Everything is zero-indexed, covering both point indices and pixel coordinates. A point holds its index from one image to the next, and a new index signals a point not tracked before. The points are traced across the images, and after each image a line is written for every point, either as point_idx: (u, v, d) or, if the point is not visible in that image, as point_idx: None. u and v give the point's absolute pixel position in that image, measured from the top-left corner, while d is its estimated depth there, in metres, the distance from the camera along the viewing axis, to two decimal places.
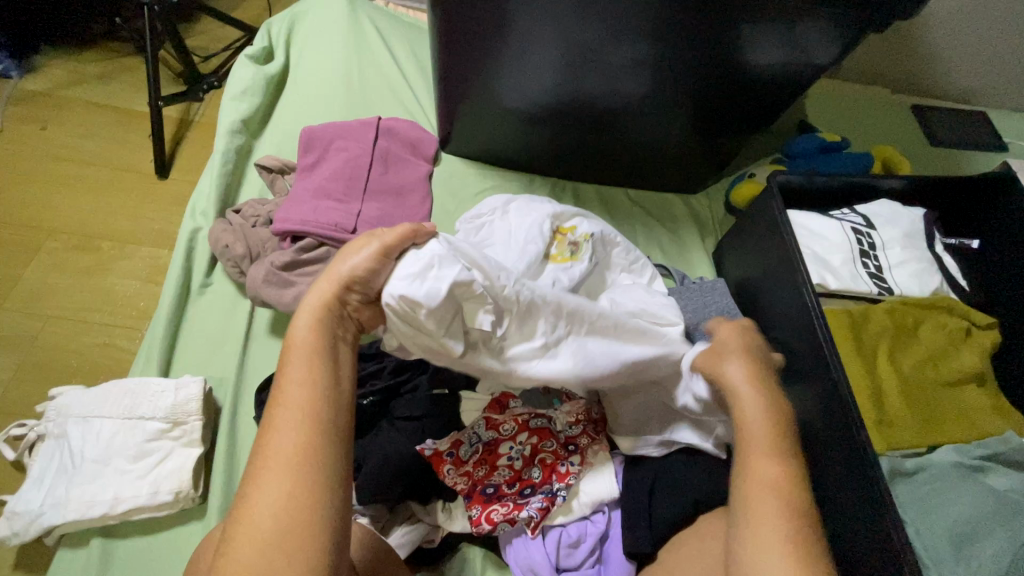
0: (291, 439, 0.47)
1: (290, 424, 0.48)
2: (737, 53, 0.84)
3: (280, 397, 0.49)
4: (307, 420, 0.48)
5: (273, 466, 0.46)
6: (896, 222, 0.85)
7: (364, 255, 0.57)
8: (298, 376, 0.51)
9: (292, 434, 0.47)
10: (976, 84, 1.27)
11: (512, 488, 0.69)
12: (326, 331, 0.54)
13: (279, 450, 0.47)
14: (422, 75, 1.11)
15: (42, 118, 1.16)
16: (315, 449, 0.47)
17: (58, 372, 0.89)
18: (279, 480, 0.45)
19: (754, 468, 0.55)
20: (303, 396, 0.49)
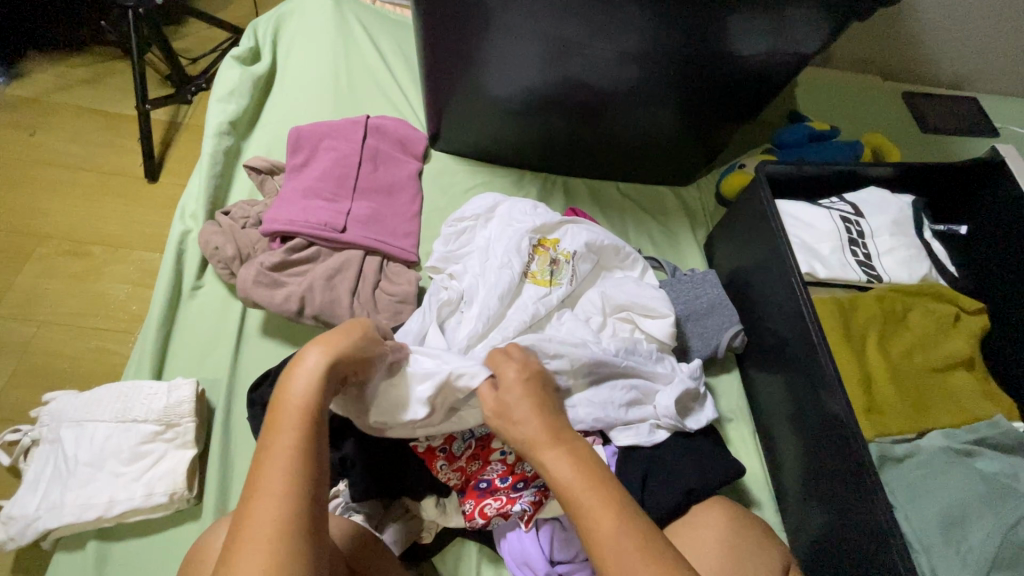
0: (268, 506, 0.46)
1: (272, 503, 0.46)
2: (723, 43, 0.83)
3: (264, 472, 0.48)
4: (294, 501, 0.46)
5: (249, 550, 0.43)
6: (885, 209, 0.85)
7: (352, 338, 0.58)
8: (284, 451, 0.49)
9: (269, 500, 0.46)
10: (964, 69, 1.27)
11: (505, 481, 0.69)
12: (313, 413, 0.52)
13: (255, 517, 0.45)
14: (410, 73, 1.11)
15: (30, 124, 1.16)
16: (295, 515, 0.46)
17: (50, 378, 0.89)
18: (255, 549, 0.44)
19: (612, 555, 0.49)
20: (285, 475, 0.48)
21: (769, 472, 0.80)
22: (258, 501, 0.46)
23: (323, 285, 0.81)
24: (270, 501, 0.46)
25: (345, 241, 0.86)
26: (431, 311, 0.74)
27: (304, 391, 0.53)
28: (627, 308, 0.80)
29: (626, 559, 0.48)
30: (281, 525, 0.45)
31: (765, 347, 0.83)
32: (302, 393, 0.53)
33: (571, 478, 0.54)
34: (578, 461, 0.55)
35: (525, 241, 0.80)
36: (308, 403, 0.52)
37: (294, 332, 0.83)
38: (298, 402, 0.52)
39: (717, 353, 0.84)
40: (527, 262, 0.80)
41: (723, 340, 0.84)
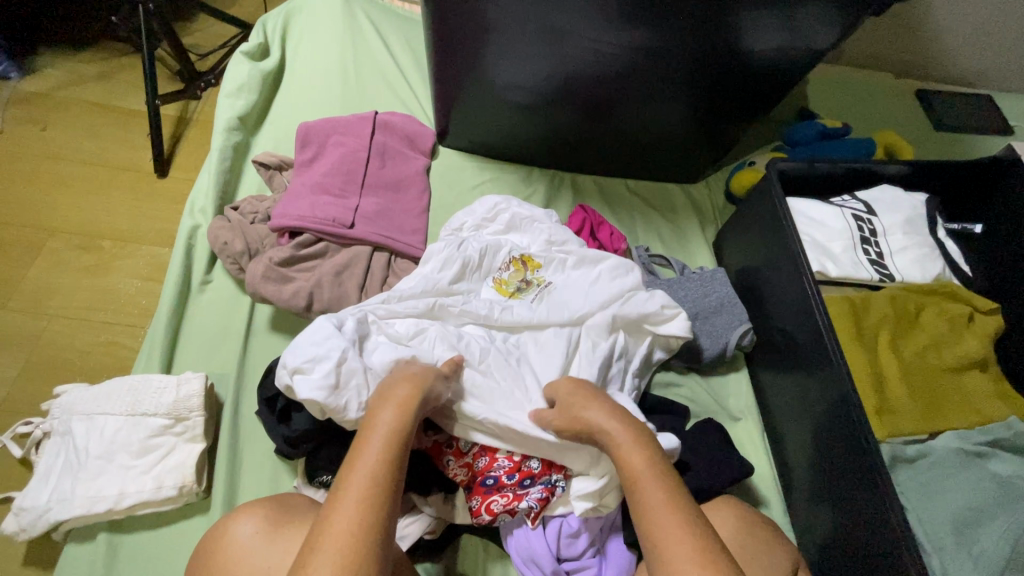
0: (366, 469, 0.52)
1: (362, 479, 0.51)
2: (735, 39, 0.83)
3: (344, 495, 0.50)
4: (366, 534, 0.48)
5: (347, 501, 0.49)
6: (897, 208, 0.84)
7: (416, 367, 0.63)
8: (384, 426, 0.56)
9: (366, 464, 0.52)
10: (977, 66, 1.25)
11: (511, 478, 0.69)
12: (395, 453, 0.54)
13: (354, 473, 0.52)
14: (419, 69, 1.10)
15: (42, 119, 1.17)
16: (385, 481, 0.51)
17: (61, 371, 0.90)
18: (352, 499, 0.50)
19: (647, 499, 0.55)
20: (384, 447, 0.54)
21: (778, 473, 0.80)
22: (333, 523, 0.48)
23: (331, 281, 0.81)
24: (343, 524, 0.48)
25: (353, 237, 0.86)
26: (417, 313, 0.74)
27: (391, 423, 0.56)
28: (621, 298, 0.78)
29: (669, 533, 0.52)
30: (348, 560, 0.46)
31: (775, 346, 0.82)
32: (390, 428, 0.56)
33: (615, 427, 0.61)
34: (640, 444, 0.59)
35: (501, 256, 0.85)
36: (387, 442, 0.54)
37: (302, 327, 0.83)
38: (382, 434, 0.55)
39: (726, 352, 0.84)
40: (499, 272, 0.83)
41: (732, 339, 0.83)
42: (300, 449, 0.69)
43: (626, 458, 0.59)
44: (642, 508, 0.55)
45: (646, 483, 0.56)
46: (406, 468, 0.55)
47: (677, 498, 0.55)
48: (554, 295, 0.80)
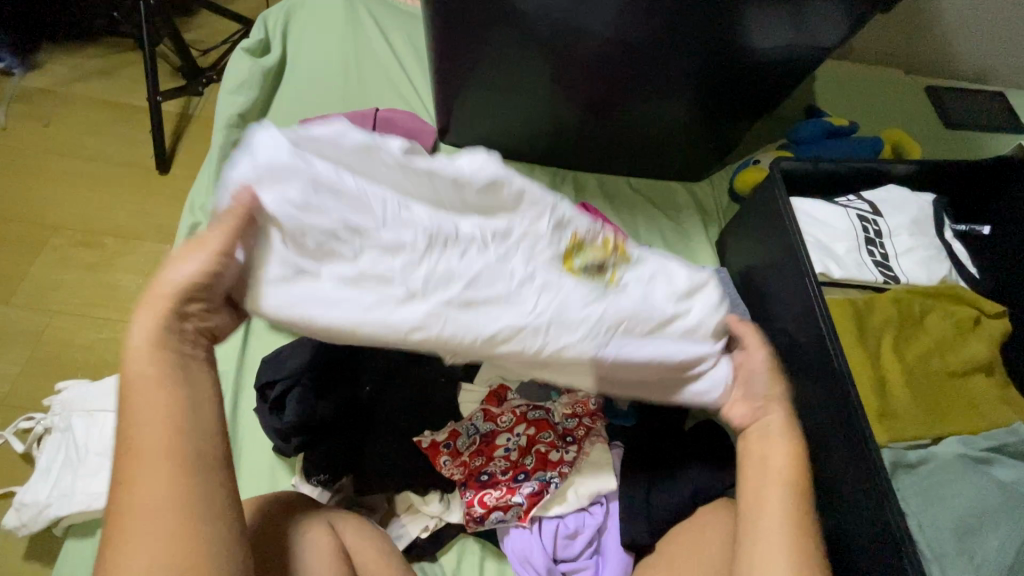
0: (149, 472, 0.42)
1: (161, 487, 0.42)
2: (740, 35, 0.81)
3: (134, 452, 0.42)
4: (177, 458, 0.42)
5: (143, 510, 0.41)
6: (904, 208, 0.83)
7: (194, 262, 0.45)
8: (159, 407, 0.43)
9: (146, 465, 0.42)
10: (989, 63, 1.23)
11: (506, 475, 0.70)
12: (171, 357, 0.45)
13: (137, 487, 0.41)
14: (420, 64, 1.09)
15: (45, 115, 1.17)
16: (185, 476, 0.42)
17: (64, 366, 0.91)
18: (154, 517, 0.41)
19: (767, 499, 0.53)
20: (170, 423, 0.43)
21: None
22: (137, 484, 0.42)
23: None
24: (149, 479, 0.42)
25: None
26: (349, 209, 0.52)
27: (148, 374, 0.44)
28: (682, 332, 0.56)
29: (774, 536, 0.51)
30: (174, 498, 0.41)
31: (777, 346, 0.81)
32: (157, 405, 0.43)
33: (768, 390, 0.57)
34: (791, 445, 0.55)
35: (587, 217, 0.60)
36: (155, 353, 0.44)
37: None
38: (160, 308, 0.45)
39: None
40: None
41: None
42: (291, 444, 0.70)
43: (767, 460, 0.55)
44: (759, 508, 0.53)
45: (769, 483, 0.54)
46: (207, 431, 0.45)
47: (800, 495, 0.53)
48: (602, 311, 0.53)
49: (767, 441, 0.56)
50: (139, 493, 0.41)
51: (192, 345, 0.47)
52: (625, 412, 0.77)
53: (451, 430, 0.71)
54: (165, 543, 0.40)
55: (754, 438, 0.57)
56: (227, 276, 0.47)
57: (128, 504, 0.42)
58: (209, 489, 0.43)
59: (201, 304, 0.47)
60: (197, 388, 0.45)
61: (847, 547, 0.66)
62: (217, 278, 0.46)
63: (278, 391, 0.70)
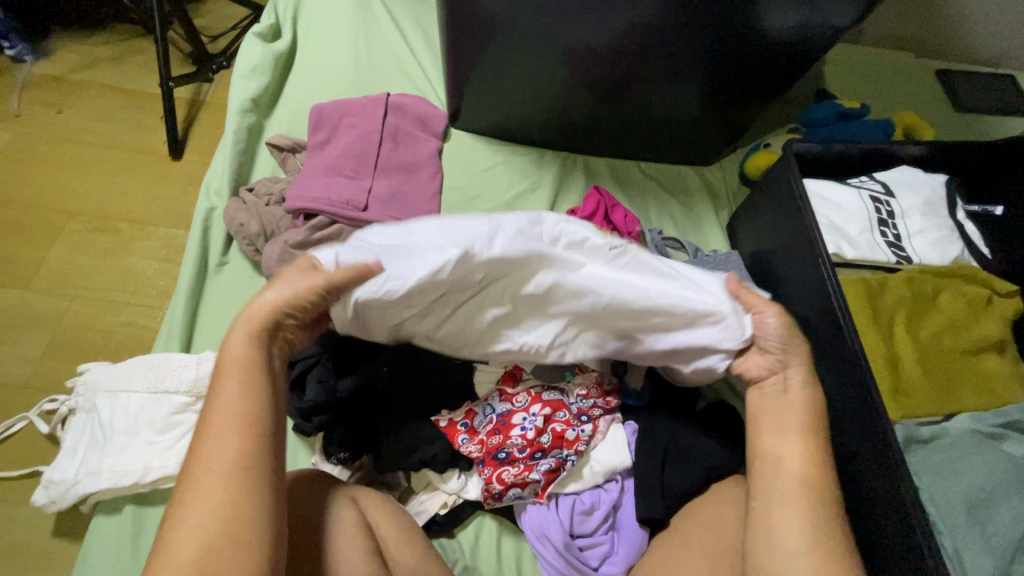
0: (221, 451, 0.51)
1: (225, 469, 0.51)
2: (753, 16, 0.81)
3: (216, 414, 0.53)
4: (250, 420, 0.53)
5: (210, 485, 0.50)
6: (916, 189, 0.83)
7: (242, 334, 0.56)
8: (234, 399, 0.53)
9: (219, 446, 0.51)
10: (1002, 45, 1.22)
11: (523, 453, 0.70)
12: (259, 340, 0.57)
13: (207, 464, 0.51)
14: (430, 48, 1.09)
15: (57, 102, 1.18)
16: (245, 460, 0.51)
17: (85, 349, 0.92)
18: (212, 493, 0.49)
19: (772, 483, 0.59)
20: (240, 418, 0.53)
21: None
22: (213, 439, 0.52)
23: None
24: (224, 433, 0.52)
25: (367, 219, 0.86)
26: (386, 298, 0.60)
27: (240, 349, 0.55)
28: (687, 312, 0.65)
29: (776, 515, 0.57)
30: (241, 453, 0.51)
31: None
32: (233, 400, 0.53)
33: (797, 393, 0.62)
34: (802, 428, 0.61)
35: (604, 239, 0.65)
36: (249, 338, 0.56)
37: None
38: (251, 326, 0.56)
39: None
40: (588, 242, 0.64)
41: None
42: (313, 423, 0.72)
43: (783, 441, 0.60)
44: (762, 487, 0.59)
45: (782, 461, 0.59)
46: (267, 428, 0.54)
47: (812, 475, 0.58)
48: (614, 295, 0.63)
49: (780, 406, 0.62)
50: (213, 443, 0.52)
51: (276, 348, 0.58)
52: (638, 392, 0.78)
53: (467, 409, 0.73)
54: (228, 502, 0.49)
55: (772, 392, 0.63)
56: (298, 304, 0.58)
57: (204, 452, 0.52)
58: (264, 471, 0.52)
59: (292, 322, 0.59)
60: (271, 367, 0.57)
61: (859, 522, 0.67)
62: (299, 304, 0.58)
63: (298, 370, 0.72)
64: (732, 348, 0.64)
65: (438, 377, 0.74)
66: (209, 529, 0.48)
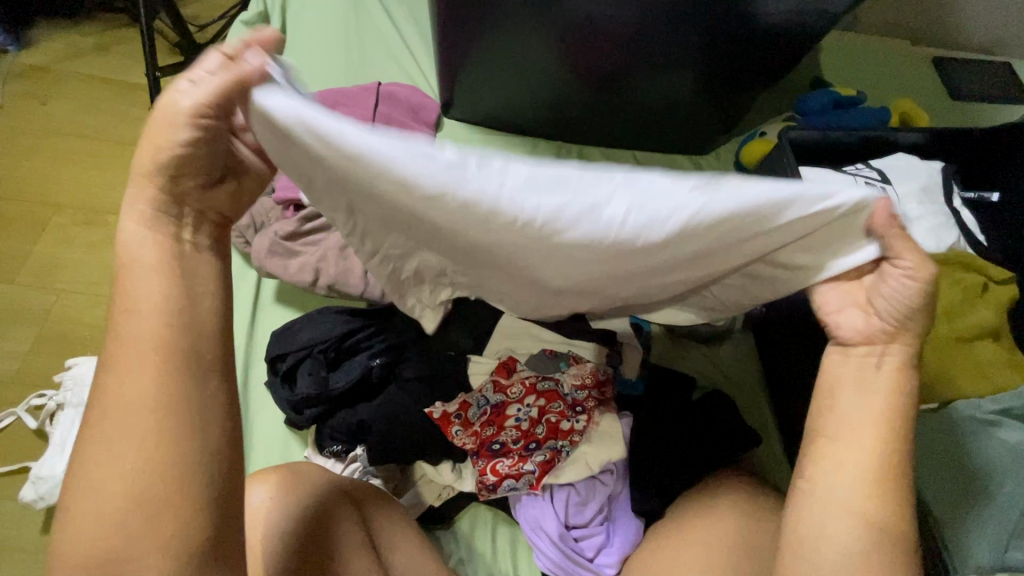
0: (128, 401, 0.41)
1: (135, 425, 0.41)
2: (749, 0, 0.79)
3: (124, 348, 0.42)
4: (166, 355, 0.42)
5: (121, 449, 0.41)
6: (913, 176, 0.82)
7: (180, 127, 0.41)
8: (146, 334, 0.42)
9: (128, 397, 0.41)
10: (999, 33, 1.21)
11: (518, 444, 0.71)
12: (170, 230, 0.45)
13: (113, 418, 0.41)
14: (422, 36, 1.07)
15: (42, 93, 1.15)
16: (159, 421, 0.41)
17: (73, 344, 0.91)
18: (119, 458, 0.41)
19: (819, 471, 0.50)
20: (150, 360, 0.42)
21: (784, 443, 0.80)
22: (119, 380, 0.42)
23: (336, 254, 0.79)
24: (133, 372, 0.42)
25: None
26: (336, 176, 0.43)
27: (145, 234, 0.44)
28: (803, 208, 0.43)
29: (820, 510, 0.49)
30: (156, 399, 0.42)
31: (784, 317, 0.81)
32: (143, 330, 0.42)
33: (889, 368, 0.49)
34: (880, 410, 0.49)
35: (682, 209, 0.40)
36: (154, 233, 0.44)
37: (308, 300, 0.83)
38: (150, 164, 0.43)
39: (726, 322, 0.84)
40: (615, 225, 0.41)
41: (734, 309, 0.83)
42: (303, 416, 0.72)
43: (851, 427, 0.49)
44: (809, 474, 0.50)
45: (842, 449, 0.49)
46: (184, 381, 0.43)
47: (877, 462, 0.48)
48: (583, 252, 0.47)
49: (860, 380, 0.50)
50: (119, 384, 0.42)
51: (187, 234, 0.46)
52: (633, 381, 0.78)
53: (461, 401, 0.72)
54: (142, 471, 0.41)
55: (859, 361, 0.50)
56: (219, 144, 0.44)
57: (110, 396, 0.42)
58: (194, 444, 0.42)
59: (196, 182, 0.45)
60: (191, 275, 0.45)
61: None
62: (227, 103, 0.41)
63: (289, 364, 0.74)
64: (844, 270, 0.48)
65: (433, 368, 0.75)
66: (116, 500, 0.40)
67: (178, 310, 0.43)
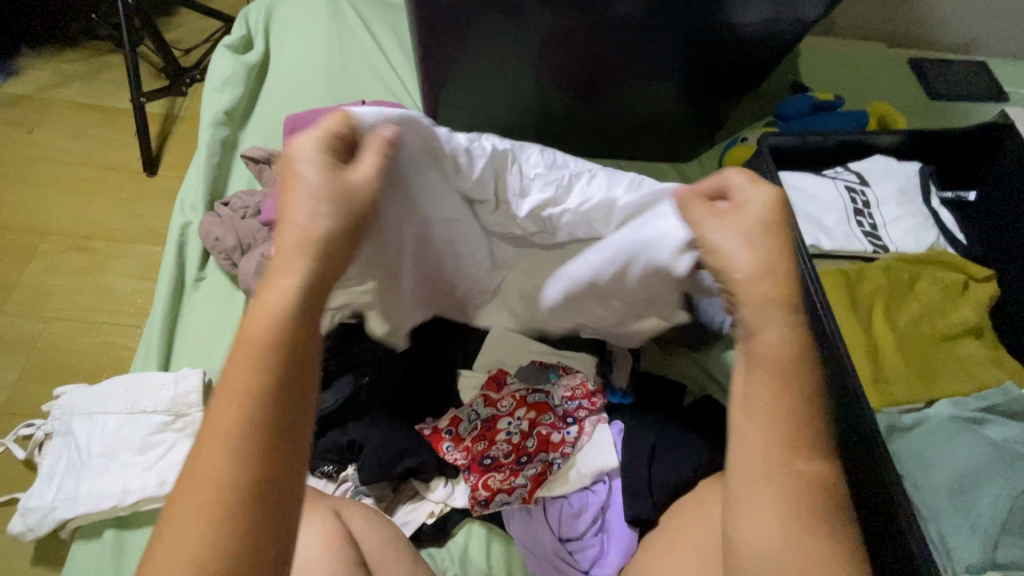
0: (223, 434, 0.36)
1: (215, 464, 0.35)
2: (724, 10, 0.81)
3: (226, 381, 0.37)
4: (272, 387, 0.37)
5: (201, 493, 0.35)
6: (891, 177, 0.84)
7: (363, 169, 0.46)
8: (255, 358, 0.37)
9: (222, 429, 0.36)
10: (971, 32, 1.24)
11: (509, 457, 0.71)
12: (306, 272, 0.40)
13: (204, 449, 0.36)
14: (404, 53, 1.08)
15: (28, 121, 1.16)
16: (254, 457, 0.36)
17: (60, 372, 0.90)
18: (194, 486, 0.35)
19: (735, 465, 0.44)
20: (245, 394, 0.37)
21: None
22: (214, 410, 0.37)
23: None
24: (216, 451, 0.36)
25: None
26: (414, 140, 0.59)
27: (287, 295, 0.39)
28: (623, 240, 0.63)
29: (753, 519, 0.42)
30: (258, 425, 0.36)
31: None
32: (259, 361, 0.37)
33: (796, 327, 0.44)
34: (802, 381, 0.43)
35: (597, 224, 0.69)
36: (301, 306, 0.39)
37: None
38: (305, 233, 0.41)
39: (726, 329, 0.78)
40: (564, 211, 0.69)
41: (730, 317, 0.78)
42: None
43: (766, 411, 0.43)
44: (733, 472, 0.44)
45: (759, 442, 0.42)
46: (282, 416, 0.37)
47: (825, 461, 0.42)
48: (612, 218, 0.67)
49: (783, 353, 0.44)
50: (201, 463, 0.36)
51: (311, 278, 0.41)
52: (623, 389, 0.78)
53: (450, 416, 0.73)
54: (212, 521, 0.34)
55: None
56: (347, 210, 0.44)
57: (204, 438, 0.37)
58: (278, 488, 0.36)
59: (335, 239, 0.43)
60: (298, 351, 0.39)
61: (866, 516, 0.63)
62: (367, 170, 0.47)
63: None
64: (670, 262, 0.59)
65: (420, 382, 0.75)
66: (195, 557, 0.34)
67: (290, 333, 0.38)
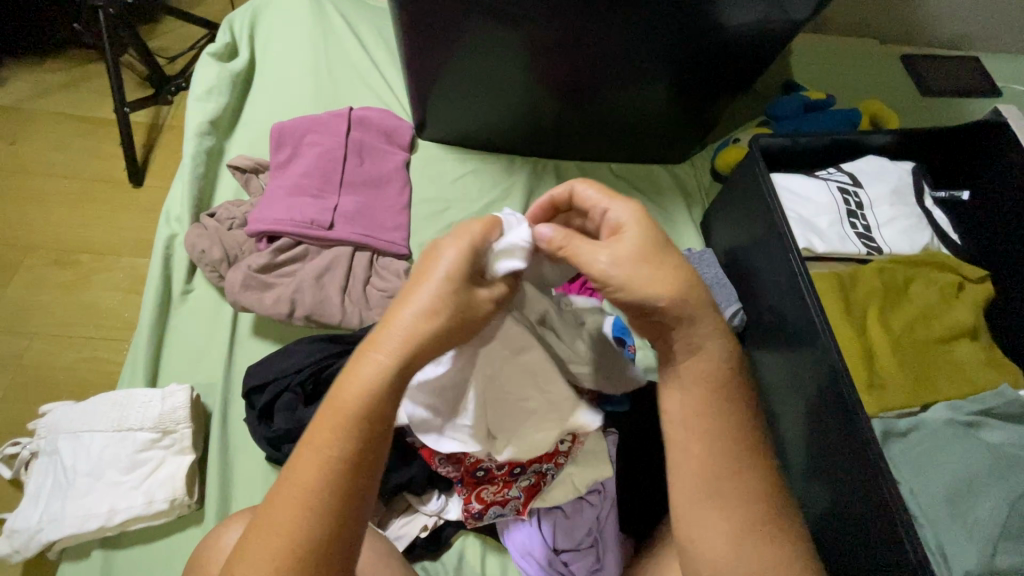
0: (315, 458, 0.40)
1: (309, 484, 0.40)
2: (715, 12, 0.80)
3: (324, 418, 0.41)
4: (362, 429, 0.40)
5: (284, 503, 0.40)
6: (884, 178, 0.83)
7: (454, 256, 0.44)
8: (341, 408, 0.41)
9: (316, 452, 0.40)
10: (963, 28, 1.23)
11: (501, 469, 0.67)
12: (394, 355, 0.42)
13: (301, 466, 0.40)
14: (391, 59, 1.07)
15: (10, 133, 1.14)
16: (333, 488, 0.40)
17: (46, 387, 0.89)
18: (284, 503, 0.40)
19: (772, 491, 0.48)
20: (349, 424, 0.40)
21: None
22: (319, 442, 0.40)
23: (313, 285, 0.81)
24: (306, 476, 0.40)
25: (334, 237, 0.85)
26: None
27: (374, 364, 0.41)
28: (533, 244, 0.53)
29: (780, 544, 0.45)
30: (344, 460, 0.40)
31: (766, 323, 0.80)
32: (351, 408, 0.40)
33: None
34: None
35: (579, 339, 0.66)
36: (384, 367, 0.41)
37: (284, 332, 0.82)
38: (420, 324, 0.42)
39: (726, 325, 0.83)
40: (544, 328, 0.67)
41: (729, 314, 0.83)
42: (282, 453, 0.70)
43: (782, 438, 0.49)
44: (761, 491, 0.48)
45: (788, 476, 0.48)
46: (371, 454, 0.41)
47: None
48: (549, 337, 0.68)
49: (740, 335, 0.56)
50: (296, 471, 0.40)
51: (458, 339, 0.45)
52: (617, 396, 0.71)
53: None
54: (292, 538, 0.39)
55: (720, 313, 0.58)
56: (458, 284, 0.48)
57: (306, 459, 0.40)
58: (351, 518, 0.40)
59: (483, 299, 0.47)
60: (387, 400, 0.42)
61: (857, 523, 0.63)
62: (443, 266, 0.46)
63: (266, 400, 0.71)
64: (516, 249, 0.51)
65: None
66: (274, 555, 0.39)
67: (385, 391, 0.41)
